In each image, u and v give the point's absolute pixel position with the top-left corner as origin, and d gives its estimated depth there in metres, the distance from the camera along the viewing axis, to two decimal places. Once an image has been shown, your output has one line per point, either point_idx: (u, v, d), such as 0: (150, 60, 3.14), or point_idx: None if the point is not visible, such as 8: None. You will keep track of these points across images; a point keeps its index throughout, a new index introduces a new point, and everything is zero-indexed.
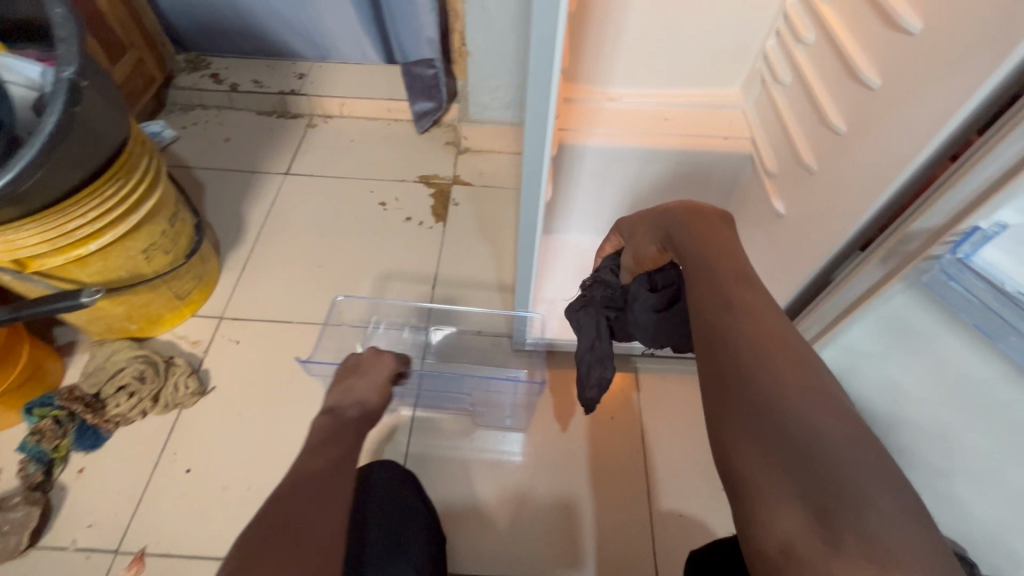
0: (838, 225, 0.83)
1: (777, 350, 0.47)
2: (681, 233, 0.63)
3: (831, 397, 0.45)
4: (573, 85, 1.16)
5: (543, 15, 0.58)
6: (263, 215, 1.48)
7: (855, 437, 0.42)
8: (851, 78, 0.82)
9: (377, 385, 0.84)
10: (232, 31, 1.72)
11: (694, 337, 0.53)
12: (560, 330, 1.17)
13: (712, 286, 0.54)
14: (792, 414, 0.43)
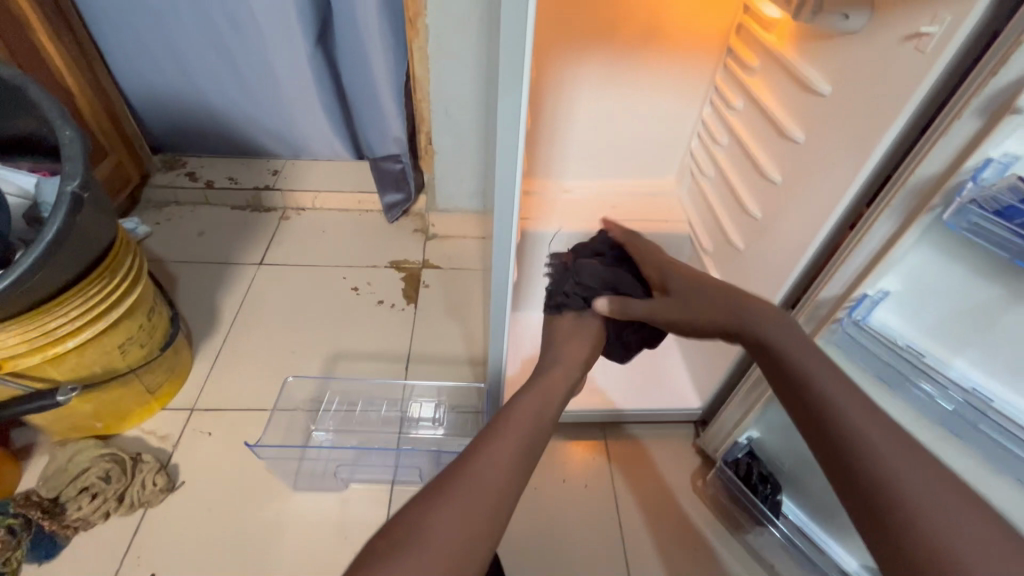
0: (764, 294, 0.96)
1: (906, 462, 0.58)
2: (771, 331, 0.73)
3: (931, 465, 0.58)
4: (529, 180, 1.31)
5: (504, 139, 0.71)
6: (236, 306, 1.52)
7: (983, 538, 0.52)
8: (758, 174, 0.99)
9: (585, 345, 0.82)
10: (211, 134, 1.86)
11: (773, 390, 0.71)
12: None
13: (816, 387, 0.66)
14: (901, 468, 0.57)
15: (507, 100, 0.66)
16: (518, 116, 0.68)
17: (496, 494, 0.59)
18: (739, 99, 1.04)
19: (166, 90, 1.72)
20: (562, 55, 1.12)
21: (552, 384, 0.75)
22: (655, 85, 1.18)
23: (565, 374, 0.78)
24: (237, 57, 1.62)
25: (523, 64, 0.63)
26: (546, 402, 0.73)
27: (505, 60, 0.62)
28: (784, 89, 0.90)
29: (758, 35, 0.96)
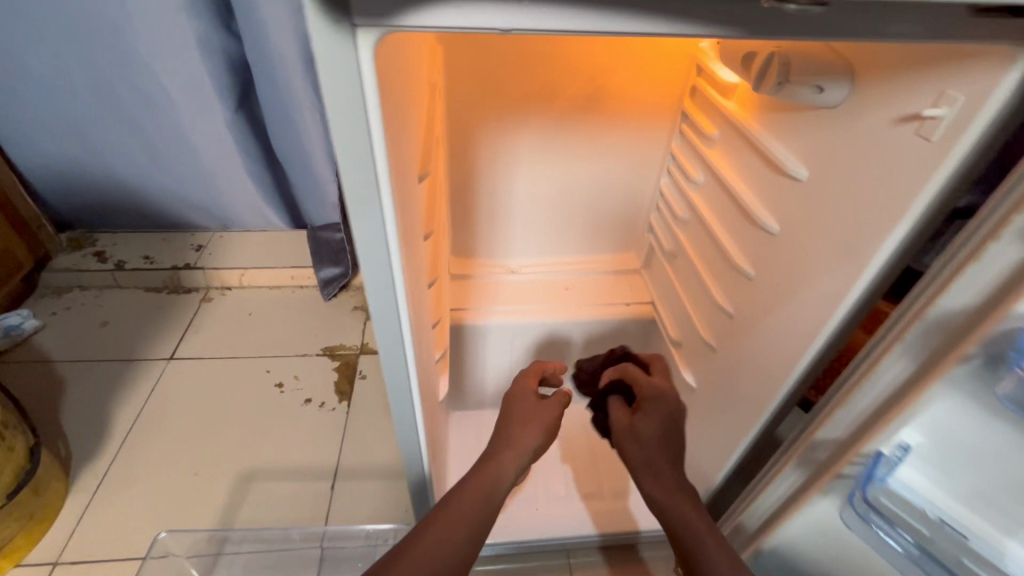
0: (747, 409, 0.78)
1: None
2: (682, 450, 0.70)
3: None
4: (467, 262, 1.14)
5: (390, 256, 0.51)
6: (131, 421, 1.26)
7: None
8: (726, 263, 0.82)
9: (541, 428, 0.70)
10: (121, 208, 1.64)
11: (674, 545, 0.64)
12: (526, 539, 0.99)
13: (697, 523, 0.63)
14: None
15: (362, 229, 0.43)
16: (388, 249, 0.45)
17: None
18: (699, 171, 0.88)
19: (65, 165, 1.52)
20: (493, 125, 0.97)
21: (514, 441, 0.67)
22: (604, 153, 1.03)
23: (512, 458, 0.64)
24: (143, 127, 1.43)
25: (379, 183, 0.40)
26: (497, 471, 0.63)
27: (347, 180, 0.40)
28: (749, 166, 0.74)
29: (715, 101, 0.81)
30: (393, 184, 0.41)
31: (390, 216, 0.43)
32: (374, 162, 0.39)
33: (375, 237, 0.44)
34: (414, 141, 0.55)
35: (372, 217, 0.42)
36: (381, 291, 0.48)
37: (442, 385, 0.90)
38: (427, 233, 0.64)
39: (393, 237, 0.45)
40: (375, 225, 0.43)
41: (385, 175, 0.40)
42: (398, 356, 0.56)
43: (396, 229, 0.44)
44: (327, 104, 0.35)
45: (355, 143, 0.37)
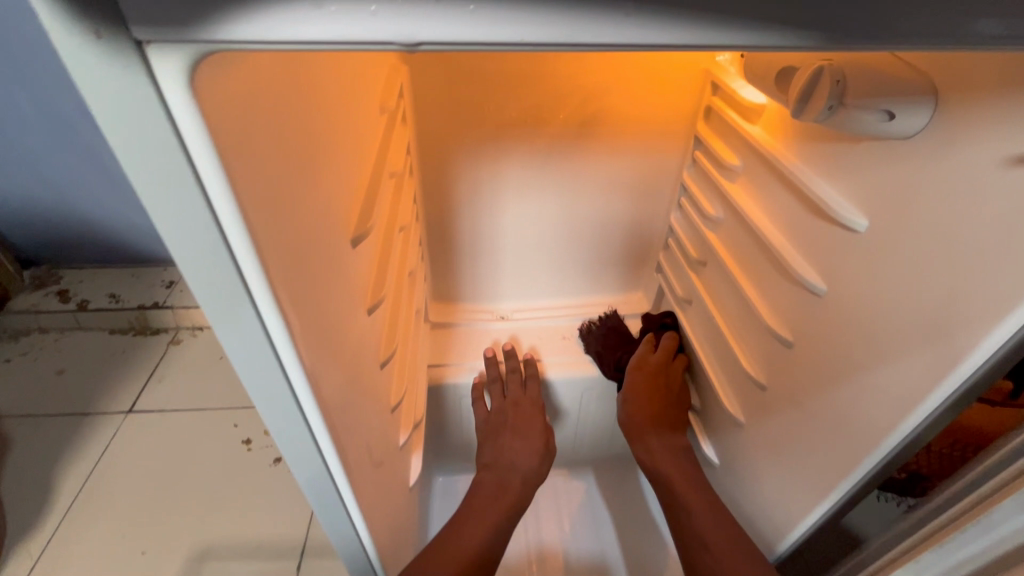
0: (790, 506, 0.62)
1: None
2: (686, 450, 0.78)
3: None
4: (450, 309, 1.01)
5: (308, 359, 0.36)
6: (81, 481, 1.14)
7: None
8: (754, 321, 0.67)
9: (539, 443, 0.80)
10: (82, 245, 1.48)
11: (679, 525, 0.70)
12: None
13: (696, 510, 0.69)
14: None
15: (230, 330, 0.31)
16: (277, 352, 0.33)
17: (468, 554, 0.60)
18: (718, 208, 0.74)
19: (18, 200, 1.37)
20: (473, 157, 0.84)
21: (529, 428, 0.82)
22: (604, 186, 0.89)
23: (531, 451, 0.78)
24: (101, 159, 1.28)
25: (241, 274, 0.28)
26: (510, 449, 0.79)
27: (183, 266, 0.28)
28: (781, 208, 0.60)
29: (735, 126, 0.67)
30: (265, 274, 0.29)
31: (271, 313, 0.30)
32: (225, 245, 0.27)
33: (253, 339, 0.32)
34: (341, 195, 0.42)
35: (242, 314, 0.30)
36: (278, 402, 0.36)
37: (414, 468, 0.74)
38: (374, 304, 0.50)
39: (282, 339, 0.32)
40: (249, 325, 0.31)
41: (248, 262, 0.28)
42: (322, 474, 0.43)
43: (284, 328, 0.31)
44: (126, 172, 0.23)
45: (188, 223, 0.25)
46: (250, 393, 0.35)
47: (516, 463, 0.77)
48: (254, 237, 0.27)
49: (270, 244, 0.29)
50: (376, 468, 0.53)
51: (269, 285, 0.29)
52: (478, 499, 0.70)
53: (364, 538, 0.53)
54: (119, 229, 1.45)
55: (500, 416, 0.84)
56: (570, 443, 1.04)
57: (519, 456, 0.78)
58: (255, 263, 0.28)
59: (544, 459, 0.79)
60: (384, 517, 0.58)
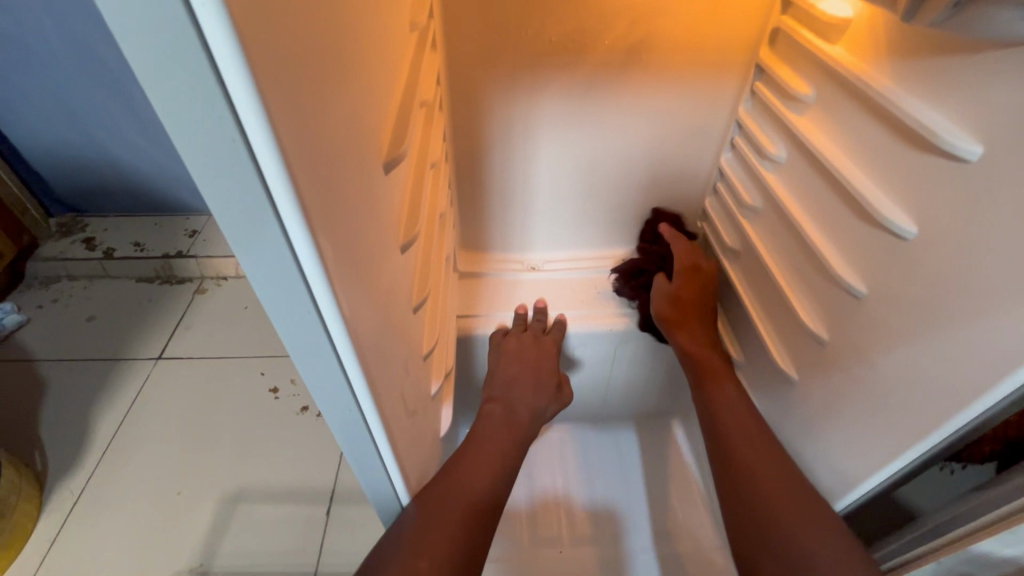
0: (847, 470, 0.58)
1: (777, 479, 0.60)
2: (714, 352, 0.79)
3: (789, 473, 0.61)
4: (480, 258, 0.96)
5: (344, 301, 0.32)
6: (116, 424, 1.16)
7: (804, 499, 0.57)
8: (819, 272, 0.61)
9: (530, 366, 0.75)
10: (106, 190, 1.46)
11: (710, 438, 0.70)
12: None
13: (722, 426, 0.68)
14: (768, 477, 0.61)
15: (254, 252, 0.27)
16: (306, 281, 0.29)
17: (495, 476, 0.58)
18: (780, 147, 0.67)
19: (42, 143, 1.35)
20: (508, 90, 0.77)
21: (529, 350, 0.78)
22: (650, 121, 0.82)
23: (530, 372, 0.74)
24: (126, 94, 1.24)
25: (264, 181, 0.24)
26: (507, 372, 0.74)
27: (195, 170, 0.23)
28: (866, 140, 0.52)
29: (809, 48, 0.59)
30: (292, 182, 0.24)
31: (298, 234, 0.26)
32: (242, 139, 0.22)
33: (279, 264, 0.27)
34: (374, 113, 0.37)
35: (267, 232, 0.26)
36: (310, 339, 0.32)
37: (445, 418, 0.71)
38: (408, 242, 0.46)
39: (311, 264, 0.28)
40: (275, 245, 0.27)
41: (270, 163, 0.23)
42: (356, 421, 0.40)
43: (315, 250, 0.27)
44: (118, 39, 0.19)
45: (198, 106, 0.21)
46: (278, 328, 0.32)
47: (526, 399, 0.70)
48: (277, 132, 0.23)
49: (298, 146, 0.25)
50: (411, 417, 0.51)
51: (297, 197, 0.25)
52: (487, 431, 0.63)
53: (397, 485, 0.51)
54: (141, 175, 1.42)
55: (511, 356, 0.77)
56: (600, 399, 1.01)
57: (528, 392, 0.71)
58: (279, 167, 0.23)
59: (552, 400, 0.73)
60: (417, 467, 0.55)
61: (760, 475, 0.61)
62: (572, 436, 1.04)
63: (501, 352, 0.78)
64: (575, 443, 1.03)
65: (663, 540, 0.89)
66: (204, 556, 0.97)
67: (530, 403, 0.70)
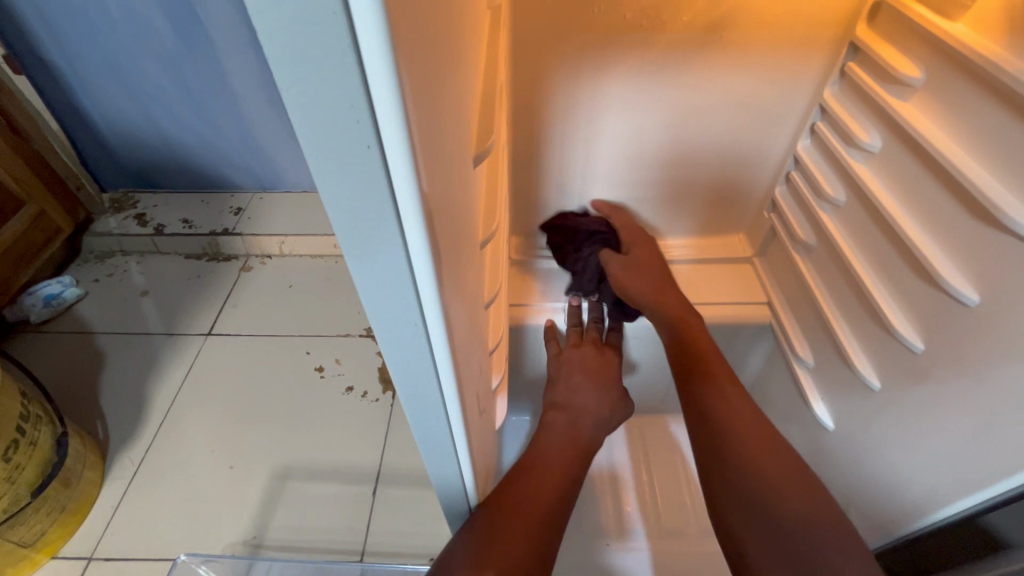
0: (934, 485, 0.55)
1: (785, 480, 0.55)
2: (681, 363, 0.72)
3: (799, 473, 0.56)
4: (530, 244, 0.94)
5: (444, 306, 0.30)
6: (171, 397, 1.20)
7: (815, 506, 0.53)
8: (916, 272, 0.56)
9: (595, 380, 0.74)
10: (158, 168, 1.49)
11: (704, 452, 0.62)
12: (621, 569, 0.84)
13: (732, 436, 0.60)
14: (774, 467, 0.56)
15: (365, 253, 0.25)
16: (415, 282, 0.27)
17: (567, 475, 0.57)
18: (874, 135, 0.61)
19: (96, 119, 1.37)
20: (574, 69, 0.74)
21: (595, 362, 0.77)
22: (721, 103, 0.77)
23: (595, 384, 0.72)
24: (179, 70, 1.25)
25: (391, 183, 0.22)
26: (569, 380, 0.74)
27: (317, 170, 0.22)
28: (988, 128, 0.47)
29: (922, 25, 0.53)
30: (418, 184, 0.22)
31: (415, 237, 0.25)
32: (376, 136, 0.20)
33: (391, 265, 0.26)
34: (468, 100, 0.34)
35: (384, 233, 0.24)
36: (406, 339, 0.31)
37: (501, 410, 0.70)
38: (487, 237, 0.44)
39: (424, 266, 0.26)
40: (390, 247, 0.25)
41: (400, 162, 0.21)
42: (438, 421, 0.39)
43: (429, 255, 0.26)
44: (261, 33, 0.17)
45: (334, 105, 0.19)
46: (375, 328, 0.30)
47: (591, 407, 0.68)
48: (409, 130, 0.21)
49: (425, 142, 0.23)
50: (481, 414, 0.49)
51: (420, 200, 0.23)
52: (553, 437, 0.62)
53: (466, 482, 0.50)
54: (191, 151, 1.43)
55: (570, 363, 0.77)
56: (650, 392, 0.99)
57: (592, 399, 0.70)
58: (408, 166, 0.22)
59: (616, 409, 0.71)
60: (482, 463, 0.54)
61: (761, 473, 0.56)
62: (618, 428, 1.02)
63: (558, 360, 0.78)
64: (622, 435, 1.01)
65: (714, 539, 0.87)
66: (257, 529, 1.00)
67: (593, 412, 0.68)
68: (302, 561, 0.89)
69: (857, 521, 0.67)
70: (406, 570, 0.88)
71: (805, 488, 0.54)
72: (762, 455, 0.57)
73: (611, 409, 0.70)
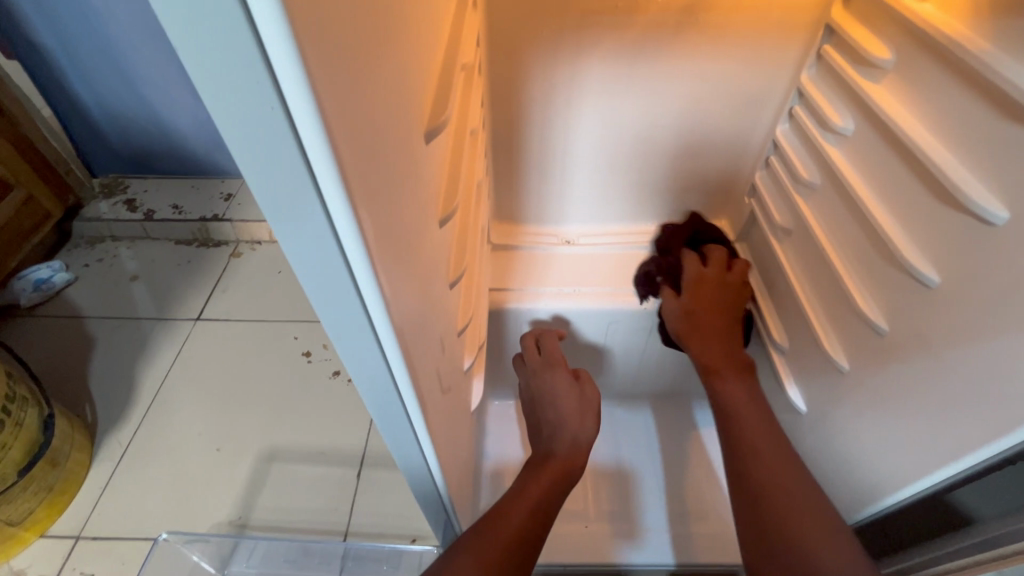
0: (897, 466, 0.55)
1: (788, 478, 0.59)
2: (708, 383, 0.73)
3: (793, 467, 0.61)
4: (512, 229, 0.94)
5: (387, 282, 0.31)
6: (159, 381, 1.21)
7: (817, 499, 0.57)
8: (882, 257, 0.56)
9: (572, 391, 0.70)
10: (149, 153, 1.49)
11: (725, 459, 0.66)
12: (597, 550, 0.85)
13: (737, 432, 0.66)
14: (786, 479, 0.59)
15: (292, 226, 0.26)
16: (347, 258, 0.27)
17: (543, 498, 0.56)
18: (847, 118, 0.61)
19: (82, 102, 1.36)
20: (550, 52, 0.73)
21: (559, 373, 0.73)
22: (699, 86, 0.77)
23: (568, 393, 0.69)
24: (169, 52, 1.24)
25: (307, 158, 0.23)
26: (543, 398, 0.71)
27: (231, 140, 0.22)
28: (951, 111, 0.47)
29: (894, 6, 0.53)
30: (336, 158, 0.23)
31: (340, 212, 0.25)
32: (283, 105, 0.21)
33: (319, 239, 0.26)
34: (416, 76, 0.34)
35: (307, 208, 0.25)
36: (347, 313, 0.31)
37: (476, 392, 0.71)
38: (447, 215, 0.44)
39: (353, 240, 0.26)
40: (316, 221, 0.25)
41: (312, 132, 0.22)
42: (392, 398, 0.39)
43: (357, 230, 0.26)
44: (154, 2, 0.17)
45: (239, 75, 0.20)
46: (316, 305, 0.31)
47: (566, 423, 0.66)
48: (321, 103, 0.21)
49: (342, 115, 0.23)
50: (445, 393, 0.50)
51: (341, 173, 0.23)
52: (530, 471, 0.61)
53: (430, 460, 0.50)
54: (179, 136, 1.43)
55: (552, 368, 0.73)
56: (631, 377, 1.00)
57: (567, 413, 0.67)
58: (322, 139, 0.22)
59: (590, 414, 0.67)
60: (449, 441, 0.55)
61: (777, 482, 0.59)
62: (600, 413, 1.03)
63: (542, 367, 0.75)
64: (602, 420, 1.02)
65: (691, 522, 0.88)
66: (242, 510, 1.01)
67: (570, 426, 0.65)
68: (285, 541, 0.91)
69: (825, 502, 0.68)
70: (387, 550, 0.90)
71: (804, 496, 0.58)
72: (768, 460, 0.61)
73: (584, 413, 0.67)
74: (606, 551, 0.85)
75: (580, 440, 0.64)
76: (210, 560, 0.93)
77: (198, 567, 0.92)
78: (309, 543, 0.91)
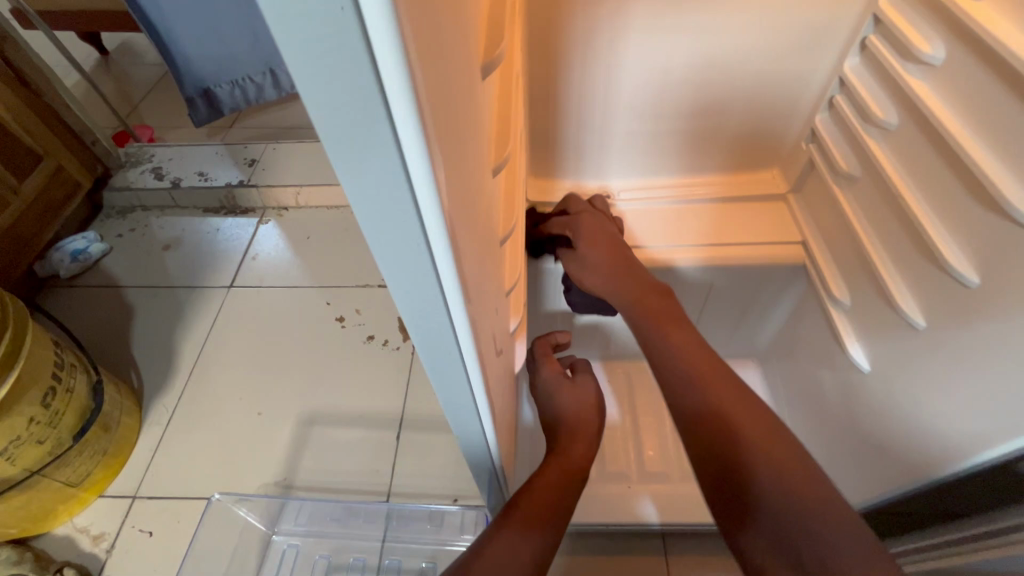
0: (974, 429, 0.52)
1: (768, 445, 0.51)
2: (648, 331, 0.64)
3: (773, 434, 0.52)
4: (548, 184, 0.90)
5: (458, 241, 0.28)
6: (198, 347, 1.22)
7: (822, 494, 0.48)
8: (979, 199, 0.51)
9: (578, 391, 0.65)
10: (214, 38, 1.35)
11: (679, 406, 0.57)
12: (641, 510, 0.85)
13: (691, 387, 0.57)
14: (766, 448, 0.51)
15: (366, 187, 0.23)
16: (422, 221, 0.25)
17: (553, 502, 0.54)
18: (937, 44, 0.54)
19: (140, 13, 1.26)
20: None
21: (551, 372, 0.67)
22: (756, 12, 0.70)
23: (570, 391, 0.64)
24: None
25: (386, 99, 0.19)
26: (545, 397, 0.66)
27: (303, 74, 0.19)
28: None
29: None
30: (416, 102, 0.20)
31: (418, 164, 0.22)
32: (364, 37, 0.17)
33: (394, 201, 0.23)
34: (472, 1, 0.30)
35: (384, 163, 0.22)
36: (419, 278, 0.28)
37: (519, 354, 0.68)
38: (499, 164, 0.40)
39: (428, 197, 0.24)
40: (394, 179, 0.22)
41: (391, 64, 0.18)
42: (452, 363, 0.37)
43: (434, 185, 0.23)
44: None
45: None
46: (385, 272, 0.28)
47: (569, 413, 0.63)
48: (403, 30, 0.18)
49: (420, 48, 0.20)
50: (498, 356, 0.47)
51: (420, 120, 0.20)
52: (544, 474, 0.57)
53: (484, 426, 0.49)
54: (232, 45, 1.38)
55: (547, 361, 0.69)
56: None
57: (572, 401, 0.64)
58: (403, 73, 0.19)
59: (591, 410, 0.64)
60: (501, 406, 0.53)
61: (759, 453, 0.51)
62: (640, 376, 1.00)
63: (535, 362, 0.71)
64: (641, 382, 0.99)
65: None
66: (287, 471, 1.04)
67: (571, 424, 0.62)
68: (331, 502, 0.92)
69: (883, 465, 0.65)
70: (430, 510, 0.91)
71: (817, 485, 0.49)
72: (734, 406, 0.55)
73: (585, 407, 0.64)
74: (650, 513, 0.85)
75: (576, 432, 0.61)
76: (260, 518, 0.95)
77: (249, 525, 0.95)
78: (355, 504, 0.92)
